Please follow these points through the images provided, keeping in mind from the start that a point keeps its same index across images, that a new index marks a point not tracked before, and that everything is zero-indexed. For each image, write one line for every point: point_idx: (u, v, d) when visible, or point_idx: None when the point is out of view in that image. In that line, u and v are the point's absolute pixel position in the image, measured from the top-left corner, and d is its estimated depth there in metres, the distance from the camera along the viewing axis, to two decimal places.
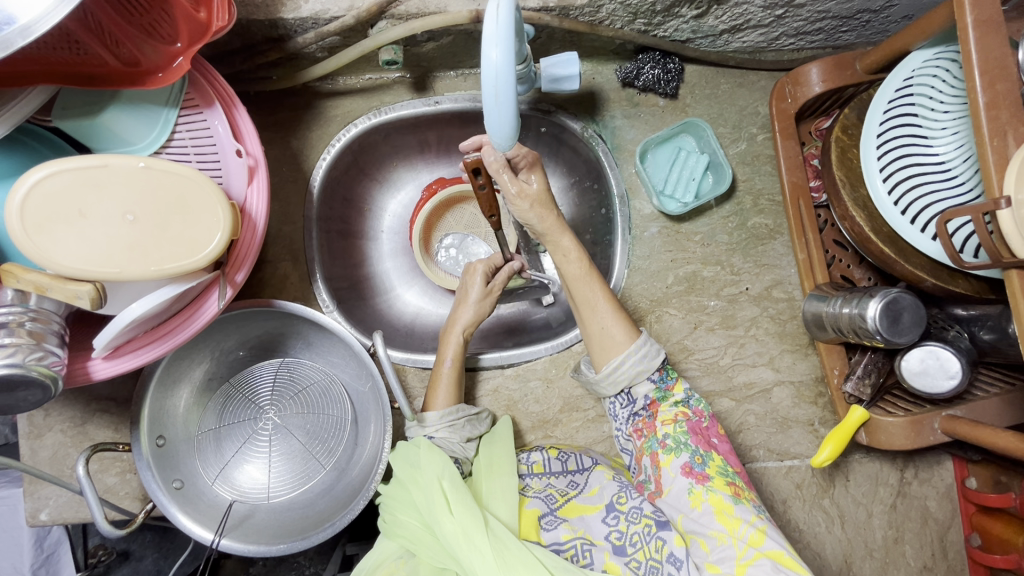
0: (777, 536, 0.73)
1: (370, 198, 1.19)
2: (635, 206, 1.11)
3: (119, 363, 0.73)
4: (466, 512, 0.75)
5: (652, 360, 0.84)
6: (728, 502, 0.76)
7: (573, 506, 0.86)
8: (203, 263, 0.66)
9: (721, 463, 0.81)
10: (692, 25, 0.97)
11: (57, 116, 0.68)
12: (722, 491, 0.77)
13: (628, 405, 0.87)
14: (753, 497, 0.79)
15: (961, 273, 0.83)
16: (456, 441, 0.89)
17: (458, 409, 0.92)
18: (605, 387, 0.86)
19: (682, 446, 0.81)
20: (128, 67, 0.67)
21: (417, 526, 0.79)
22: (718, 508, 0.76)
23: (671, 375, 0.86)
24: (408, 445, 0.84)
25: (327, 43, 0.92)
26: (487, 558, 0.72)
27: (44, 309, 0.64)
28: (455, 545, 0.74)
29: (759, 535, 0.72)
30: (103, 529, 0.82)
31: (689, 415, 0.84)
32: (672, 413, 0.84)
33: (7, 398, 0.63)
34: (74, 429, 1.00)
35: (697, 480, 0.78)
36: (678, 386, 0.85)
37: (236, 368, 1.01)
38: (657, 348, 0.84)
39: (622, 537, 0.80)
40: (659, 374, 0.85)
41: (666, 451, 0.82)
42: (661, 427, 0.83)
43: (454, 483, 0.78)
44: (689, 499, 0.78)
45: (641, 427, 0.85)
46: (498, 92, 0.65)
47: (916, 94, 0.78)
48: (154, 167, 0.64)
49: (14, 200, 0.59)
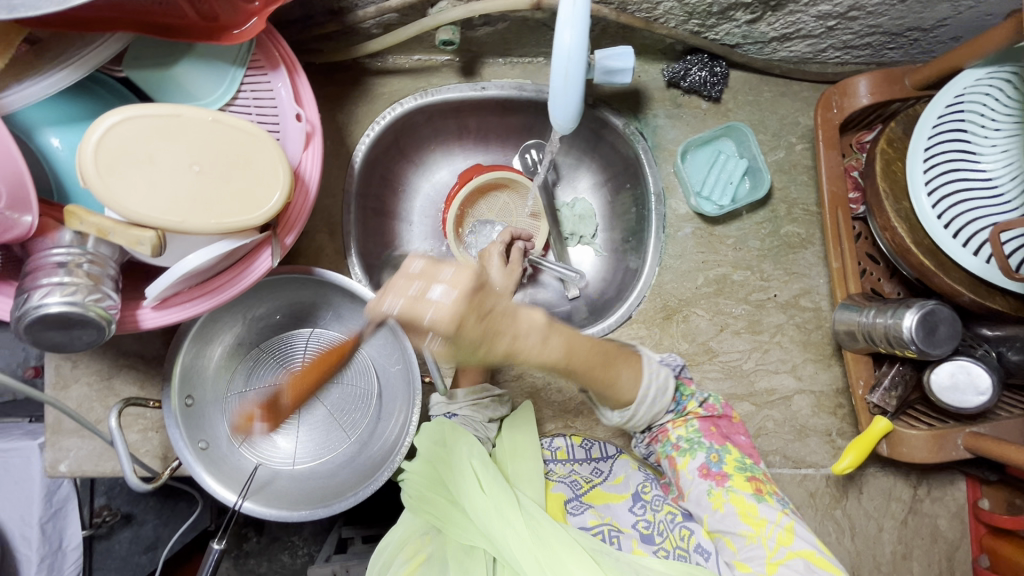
0: (805, 534, 0.75)
1: (406, 178, 1.20)
2: (671, 206, 1.12)
3: (167, 315, 0.73)
4: (498, 491, 0.77)
5: (665, 391, 0.80)
6: (751, 502, 0.77)
7: (597, 493, 0.88)
8: (263, 218, 0.66)
9: (739, 457, 0.82)
10: (744, 29, 0.98)
11: (129, 65, 0.69)
12: (743, 491, 0.78)
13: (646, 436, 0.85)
14: (775, 490, 0.81)
15: (998, 289, 0.83)
16: (479, 419, 0.90)
17: (482, 390, 0.93)
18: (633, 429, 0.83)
19: (696, 446, 0.81)
20: (205, 21, 0.67)
21: (445, 502, 0.80)
22: (742, 509, 0.77)
23: (684, 393, 0.85)
24: (431, 425, 0.85)
25: (386, 19, 0.94)
26: (520, 530, 0.74)
27: (101, 253, 0.64)
28: (488, 522, 0.75)
29: (788, 535, 0.74)
30: (132, 483, 0.83)
31: (701, 413, 0.84)
32: (683, 415, 0.84)
33: (62, 335, 0.64)
34: (99, 383, 1.00)
35: (715, 481, 0.79)
36: (692, 402, 0.83)
37: (269, 333, 1.01)
38: (664, 378, 0.80)
39: (650, 527, 0.84)
40: (674, 401, 0.83)
41: (682, 454, 0.82)
42: (673, 430, 0.83)
43: (485, 462, 0.80)
44: (711, 501, 0.79)
45: (655, 435, 0.84)
46: (568, 72, 0.68)
47: (967, 111, 0.79)
48: (223, 122, 0.65)
49: (89, 141, 0.60)
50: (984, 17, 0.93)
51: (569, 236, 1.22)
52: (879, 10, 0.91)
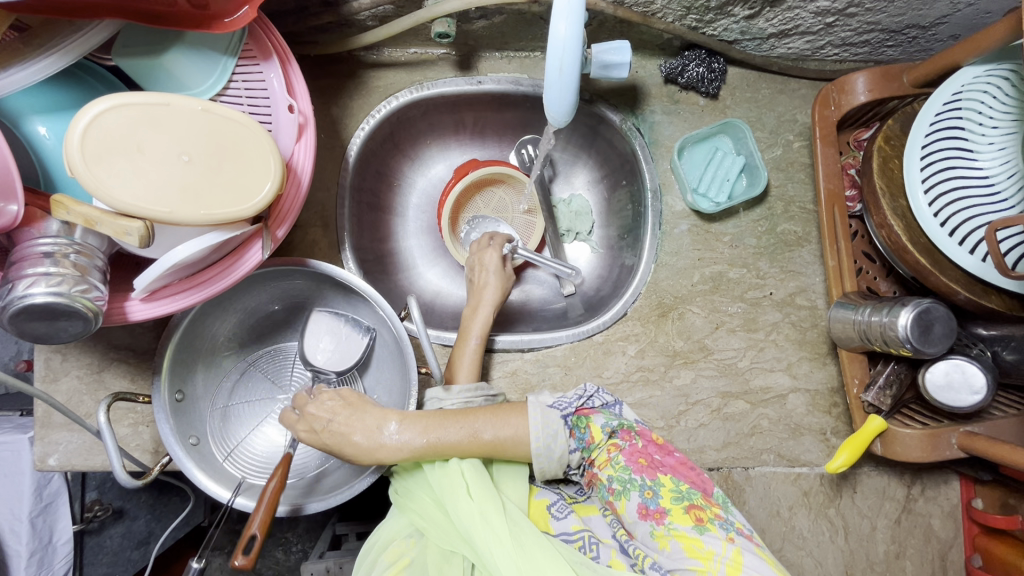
0: (755, 564, 0.70)
1: (401, 173, 1.19)
2: (668, 203, 1.11)
3: (155, 307, 0.72)
4: (484, 494, 0.76)
5: (554, 425, 0.78)
6: (693, 535, 0.73)
7: (581, 506, 0.87)
8: (254, 210, 0.65)
9: (673, 486, 0.78)
10: (742, 25, 0.98)
11: (117, 53, 0.68)
12: (682, 524, 0.74)
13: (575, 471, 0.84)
14: (719, 512, 0.76)
15: (995, 288, 0.83)
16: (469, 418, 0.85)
17: (478, 388, 0.88)
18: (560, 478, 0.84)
19: (628, 487, 0.78)
20: (196, 10, 0.66)
21: (429, 503, 0.81)
22: (686, 543, 0.73)
23: (584, 425, 0.81)
24: None
25: (381, 10, 0.93)
26: (504, 542, 0.73)
27: (88, 244, 0.64)
28: (471, 528, 0.74)
29: (733, 565, 0.70)
30: (121, 479, 0.81)
31: (621, 445, 0.81)
32: (606, 452, 0.81)
33: (48, 327, 0.63)
34: (90, 376, 0.99)
35: (654, 519, 0.76)
36: (595, 434, 0.80)
37: (259, 330, 1.01)
38: (551, 416, 0.78)
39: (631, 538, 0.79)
40: (576, 437, 0.80)
41: (617, 496, 0.79)
42: (602, 472, 0.81)
43: (474, 465, 0.78)
44: (655, 541, 0.75)
45: (589, 478, 0.83)
46: (562, 64, 0.67)
47: (965, 108, 0.79)
48: (213, 112, 0.64)
49: (75, 130, 0.59)
50: (984, 15, 0.92)
51: (566, 232, 1.21)
52: (878, 6, 0.91)
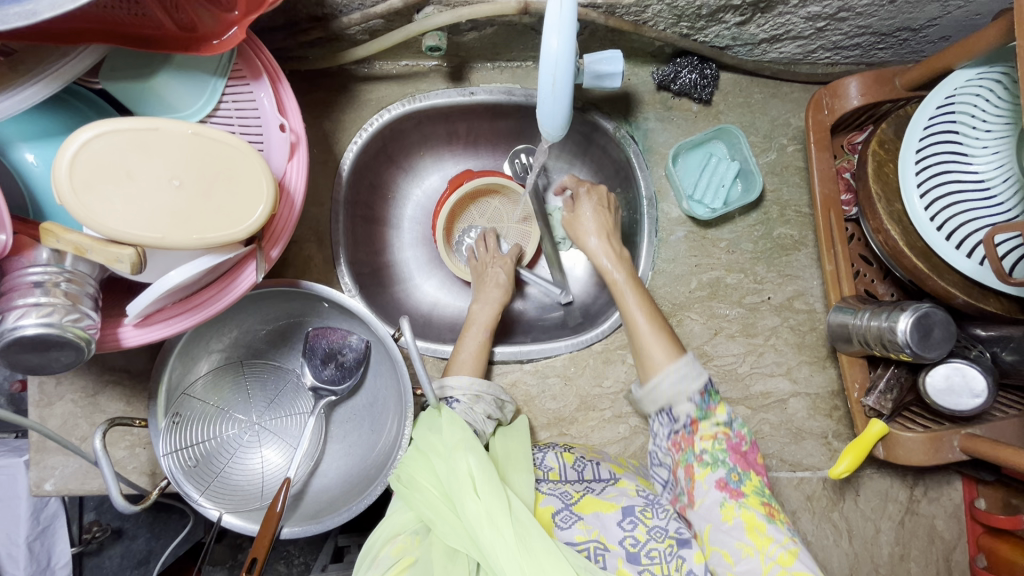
0: (807, 560, 0.74)
1: (395, 185, 1.19)
2: (663, 210, 1.11)
3: (149, 332, 0.71)
4: (492, 495, 0.75)
5: (692, 381, 0.81)
6: (761, 520, 0.76)
7: (588, 501, 0.86)
8: (247, 233, 0.65)
9: (758, 484, 0.80)
10: (733, 31, 0.97)
11: (104, 76, 0.67)
12: (756, 509, 0.77)
13: (668, 423, 0.83)
14: (788, 520, 0.79)
15: (993, 290, 0.83)
16: (477, 414, 0.88)
17: (487, 385, 0.93)
18: (647, 404, 0.86)
19: (718, 463, 0.79)
20: (184, 32, 0.66)
21: (437, 496, 0.80)
22: (749, 525, 0.76)
23: (715, 397, 0.82)
24: (430, 413, 0.86)
25: (371, 25, 0.92)
26: (507, 538, 0.73)
27: (79, 271, 0.63)
28: (478, 527, 0.74)
29: (789, 556, 0.73)
30: (118, 505, 0.80)
31: (730, 436, 0.81)
32: (712, 431, 0.80)
33: (39, 358, 0.62)
34: (85, 399, 0.98)
35: (731, 495, 0.78)
36: (720, 408, 0.81)
37: (256, 348, 0.99)
38: (700, 369, 0.82)
39: (636, 545, 0.81)
40: (702, 396, 0.81)
41: (703, 465, 0.79)
42: (699, 441, 0.80)
43: (482, 464, 0.78)
44: (722, 512, 0.77)
45: (679, 441, 0.82)
46: (556, 80, 0.66)
47: (958, 112, 0.78)
48: (202, 134, 0.63)
49: (63, 158, 0.58)
50: (974, 16, 0.92)
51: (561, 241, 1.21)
52: (868, 10, 0.91)
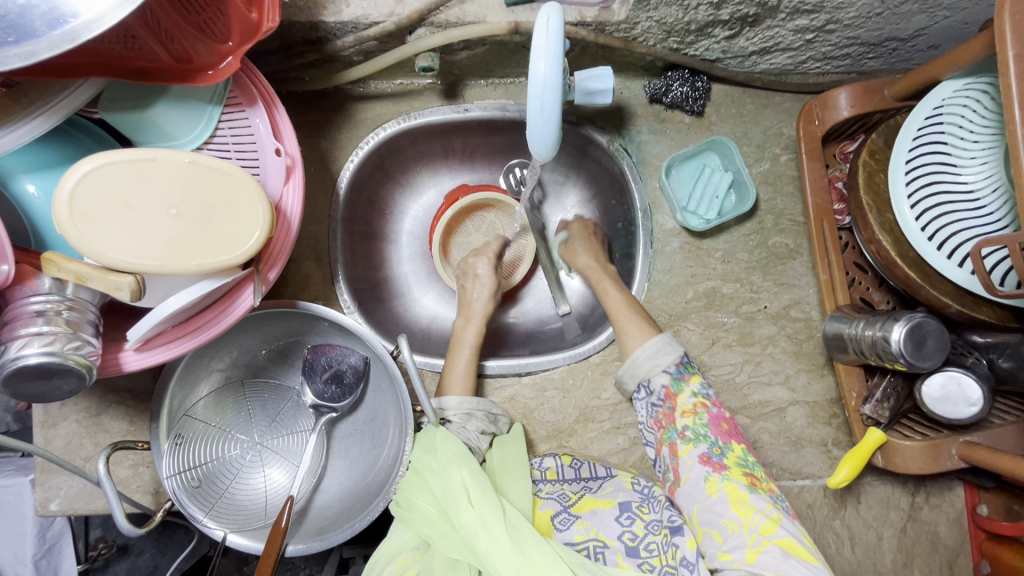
0: (789, 526, 0.78)
1: (393, 201, 1.20)
2: (658, 221, 1.12)
3: (150, 356, 0.72)
4: (485, 503, 0.77)
5: (668, 354, 0.91)
6: (743, 491, 0.81)
7: (585, 501, 0.88)
8: (243, 258, 0.66)
9: (740, 454, 0.86)
10: (723, 45, 0.98)
11: (104, 107, 0.69)
12: (738, 480, 0.82)
13: (647, 398, 0.92)
14: (772, 488, 0.84)
15: (986, 299, 0.84)
16: (471, 431, 0.91)
17: (478, 404, 0.94)
18: (626, 380, 0.94)
19: (700, 438, 0.86)
20: (180, 64, 0.67)
21: (433, 512, 0.81)
22: (733, 496, 0.80)
23: (689, 369, 0.92)
24: (426, 435, 0.86)
25: (365, 47, 0.93)
26: (504, 547, 0.74)
27: (80, 299, 0.64)
28: (473, 535, 0.75)
29: (771, 524, 0.77)
30: (122, 526, 0.81)
31: (708, 406, 0.88)
32: (691, 404, 0.88)
33: (41, 386, 0.63)
34: (89, 420, 0.99)
35: (714, 468, 0.83)
36: (695, 377, 0.90)
37: (257, 367, 1.00)
38: (672, 343, 0.92)
39: (635, 539, 0.82)
40: (677, 368, 0.91)
41: (686, 442, 0.86)
42: (681, 419, 0.87)
43: (474, 475, 0.79)
44: (706, 487, 0.82)
45: (661, 419, 0.89)
46: (544, 102, 0.67)
47: (946, 123, 0.79)
48: (199, 163, 0.65)
49: (63, 190, 0.60)
50: (962, 26, 0.93)
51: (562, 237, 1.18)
52: (856, 22, 0.91)
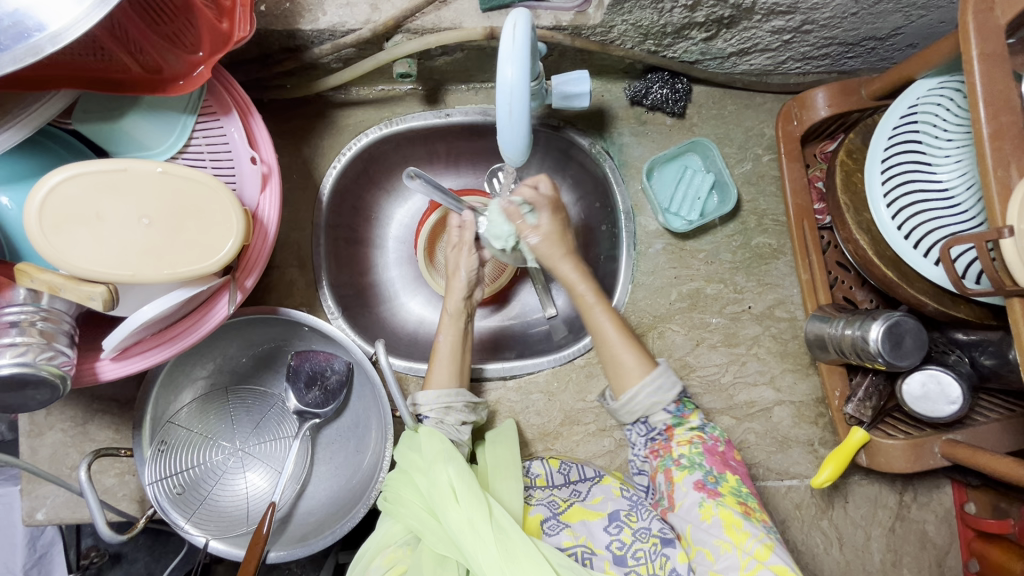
0: (783, 553, 0.74)
1: (377, 206, 1.20)
2: (641, 223, 1.12)
3: (126, 365, 0.73)
4: (472, 502, 0.77)
5: (668, 391, 0.85)
6: (737, 517, 0.77)
7: (575, 510, 0.88)
8: (216, 266, 0.66)
9: (735, 484, 0.82)
10: (701, 47, 0.99)
11: (77, 119, 0.69)
12: (733, 507, 0.78)
13: (645, 433, 0.87)
14: (766, 518, 0.80)
15: (964, 298, 0.84)
16: (452, 424, 0.90)
17: (458, 394, 0.92)
18: (624, 416, 0.87)
19: (695, 466, 0.82)
20: (151, 74, 0.68)
21: (421, 509, 0.81)
22: (727, 522, 0.76)
23: (688, 405, 0.87)
24: (410, 435, 0.86)
25: (343, 54, 0.93)
26: (490, 547, 0.74)
27: (55, 309, 0.64)
28: (459, 533, 0.75)
29: (765, 550, 0.73)
30: (103, 533, 0.81)
31: (705, 439, 0.84)
32: (688, 436, 0.84)
33: (16, 397, 0.63)
34: (74, 429, 0.99)
35: (709, 495, 0.79)
36: (694, 415, 0.86)
37: (240, 374, 1.00)
38: (673, 379, 0.86)
39: (623, 548, 0.83)
40: (675, 406, 0.86)
41: (681, 468, 0.82)
42: (676, 447, 0.84)
43: (460, 474, 0.79)
44: (700, 512, 0.78)
45: (658, 449, 0.85)
46: (512, 108, 0.68)
47: (920, 122, 0.79)
48: (171, 172, 0.65)
49: (34, 202, 0.60)
50: (938, 24, 0.93)
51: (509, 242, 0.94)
52: (832, 23, 0.92)
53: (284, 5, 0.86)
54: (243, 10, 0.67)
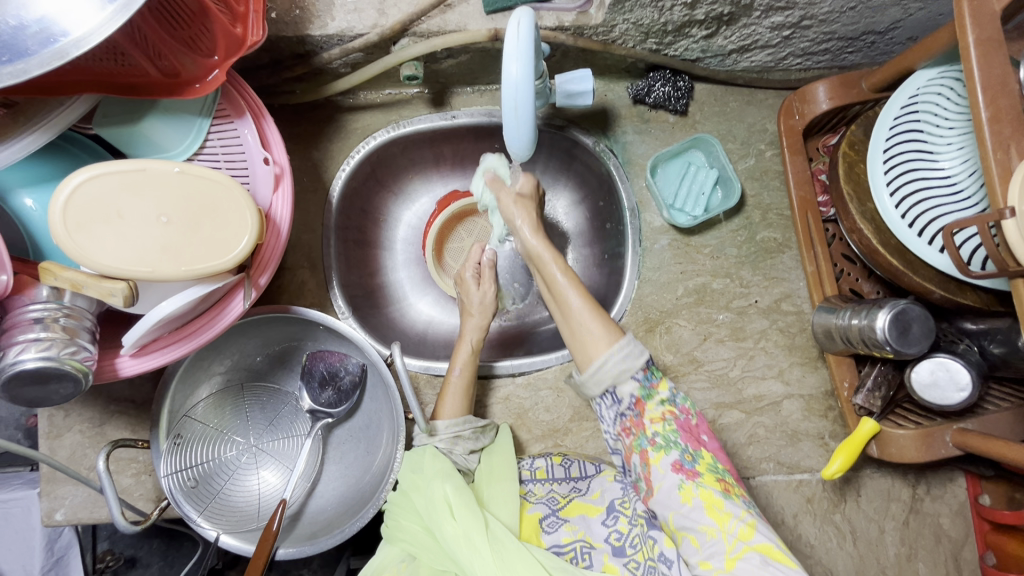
0: (766, 530, 0.73)
1: (386, 208, 1.22)
2: (646, 219, 1.13)
3: (145, 361, 0.75)
4: (468, 517, 0.77)
5: (636, 360, 0.79)
6: (718, 497, 0.74)
7: (574, 506, 0.88)
8: (232, 263, 0.68)
9: (711, 461, 0.79)
10: (701, 44, 1.00)
11: (98, 123, 0.72)
12: (712, 486, 0.75)
13: (613, 406, 0.82)
14: (744, 493, 0.78)
15: (970, 285, 0.84)
16: (458, 452, 0.90)
17: (466, 421, 0.93)
18: (591, 387, 0.82)
19: (670, 445, 0.78)
20: (168, 78, 0.70)
21: (418, 530, 0.81)
22: (709, 504, 0.74)
23: (657, 373, 0.82)
24: (414, 455, 0.87)
25: (351, 58, 0.96)
26: (486, 559, 0.75)
27: (77, 306, 0.66)
28: (456, 548, 0.76)
29: (749, 530, 0.72)
30: (119, 525, 0.83)
31: (677, 413, 0.80)
32: (660, 411, 0.79)
33: (40, 391, 0.65)
34: (92, 429, 1.01)
35: (686, 476, 0.76)
36: (663, 384, 0.81)
37: (256, 371, 1.02)
38: (641, 347, 0.80)
39: (622, 539, 0.82)
40: (644, 373, 0.80)
41: (656, 449, 0.78)
42: (649, 424, 0.79)
43: (457, 489, 0.80)
44: (680, 495, 0.75)
45: (629, 426, 0.80)
46: (517, 105, 0.70)
47: (921, 111, 0.80)
48: (189, 172, 0.67)
49: (58, 200, 0.63)
50: (936, 17, 0.94)
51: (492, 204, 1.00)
52: (830, 18, 0.93)
53: (294, 12, 0.88)
54: (256, 15, 0.72)
